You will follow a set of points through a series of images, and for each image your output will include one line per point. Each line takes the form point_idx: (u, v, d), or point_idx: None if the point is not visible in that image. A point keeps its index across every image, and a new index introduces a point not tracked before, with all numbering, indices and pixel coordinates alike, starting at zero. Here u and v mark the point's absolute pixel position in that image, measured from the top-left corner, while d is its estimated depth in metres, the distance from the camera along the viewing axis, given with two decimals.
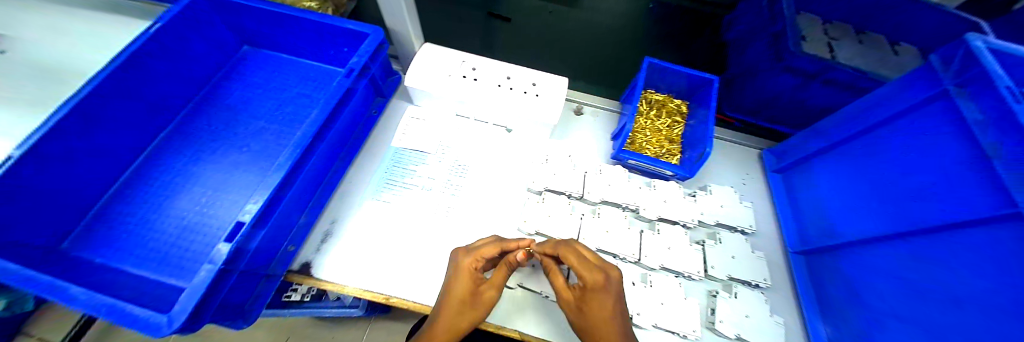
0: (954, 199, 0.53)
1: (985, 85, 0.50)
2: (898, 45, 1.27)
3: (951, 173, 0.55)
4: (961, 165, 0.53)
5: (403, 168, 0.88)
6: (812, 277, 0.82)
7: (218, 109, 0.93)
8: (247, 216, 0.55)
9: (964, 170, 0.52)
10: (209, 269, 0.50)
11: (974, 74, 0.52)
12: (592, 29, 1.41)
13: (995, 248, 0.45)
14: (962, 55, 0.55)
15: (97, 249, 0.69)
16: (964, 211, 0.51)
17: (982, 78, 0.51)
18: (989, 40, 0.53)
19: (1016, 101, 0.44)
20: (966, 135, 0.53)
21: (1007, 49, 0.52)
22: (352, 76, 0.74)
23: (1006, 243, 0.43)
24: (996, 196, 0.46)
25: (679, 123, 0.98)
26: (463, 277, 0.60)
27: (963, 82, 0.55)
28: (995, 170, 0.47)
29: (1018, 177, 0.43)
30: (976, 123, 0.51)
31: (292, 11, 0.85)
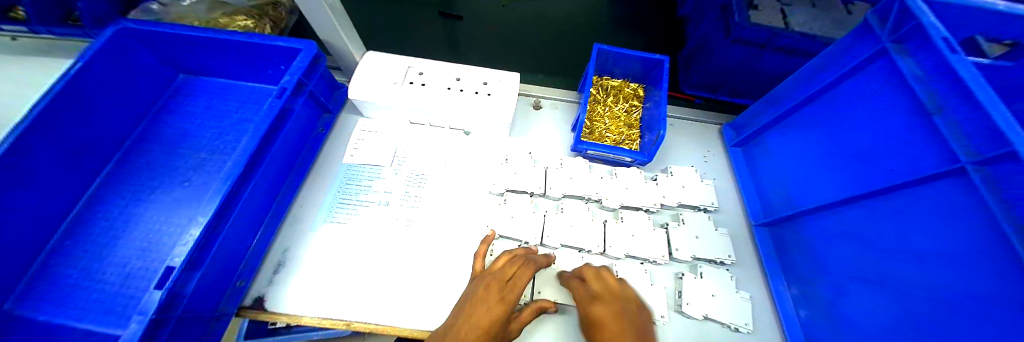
0: (906, 157, 0.52)
1: (922, 40, 0.51)
2: (854, 4, 1.27)
3: (903, 131, 0.53)
4: (910, 122, 0.52)
5: (358, 185, 0.85)
6: (777, 248, 0.82)
7: (158, 144, 0.88)
8: (178, 260, 0.52)
9: (913, 127, 0.52)
10: (139, 320, 0.46)
11: (911, 28, 0.52)
12: (546, 19, 1.39)
13: (950, 201, 0.44)
14: (897, 11, 0.54)
15: (35, 304, 0.64)
16: (914, 168, 0.50)
17: (921, 31, 0.51)
18: None
19: (950, 51, 0.45)
20: (909, 92, 0.52)
21: None
22: (285, 95, 0.71)
23: (964, 196, 0.42)
24: (942, 151, 0.45)
25: (636, 107, 0.97)
26: (500, 307, 0.55)
27: (900, 38, 0.55)
28: (936, 125, 0.47)
29: (953, 128, 0.44)
30: (917, 79, 0.51)
31: (217, 33, 0.82)
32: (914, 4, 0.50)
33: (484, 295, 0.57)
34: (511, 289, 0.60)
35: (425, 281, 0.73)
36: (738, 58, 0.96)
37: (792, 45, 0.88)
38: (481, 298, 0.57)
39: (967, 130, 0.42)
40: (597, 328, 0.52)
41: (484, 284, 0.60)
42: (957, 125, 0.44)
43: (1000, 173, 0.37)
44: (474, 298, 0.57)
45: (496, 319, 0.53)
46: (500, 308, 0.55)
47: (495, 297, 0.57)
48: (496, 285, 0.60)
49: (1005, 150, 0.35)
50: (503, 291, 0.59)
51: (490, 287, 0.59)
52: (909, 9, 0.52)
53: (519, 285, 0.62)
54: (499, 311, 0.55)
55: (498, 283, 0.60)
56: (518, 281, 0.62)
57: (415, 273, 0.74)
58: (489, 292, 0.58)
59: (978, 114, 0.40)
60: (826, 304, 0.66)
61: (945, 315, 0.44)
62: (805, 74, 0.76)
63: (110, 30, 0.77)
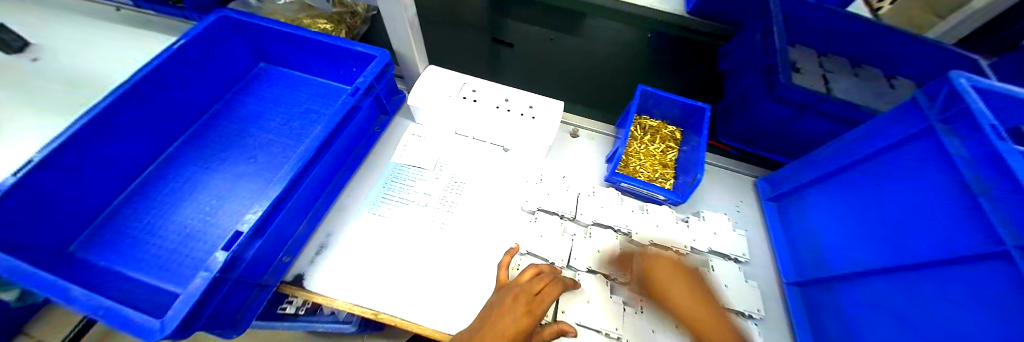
0: (944, 236, 0.53)
1: (971, 125, 0.52)
2: (895, 79, 1.30)
3: (945, 211, 0.54)
4: (951, 203, 0.53)
5: (401, 183, 0.90)
6: (807, 310, 0.79)
7: (231, 121, 0.98)
8: (245, 226, 0.58)
9: (953, 207, 0.53)
10: (204, 276, 0.52)
11: (960, 110, 0.54)
12: (589, 56, 1.48)
13: (985, 287, 0.45)
14: (947, 92, 0.57)
15: (102, 252, 0.71)
16: (952, 248, 0.51)
17: (969, 114, 0.52)
18: (973, 78, 0.55)
19: (998, 138, 0.46)
20: (950, 173, 0.54)
21: (993, 87, 0.54)
22: (358, 94, 0.79)
23: (992, 284, 0.43)
24: (984, 232, 0.46)
25: (673, 149, 1.00)
26: (524, 322, 0.60)
27: (947, 119, 0.57)
28: (981, 208, 0.47)
29: (1001, 217, 0.44)
30: (963, 161, 0.52)
31: (305, 33, 0.92)
32: (965, 90, 0.52)
33: (509, 306, 0.61)
34: (537, 303, 0.63)
35: (451, 286, 0.75)
36: (778, 115, 0.98)
37: (835, 111, 0.89)
38: (507, 308, 0.61)
39: (1015, 215, 0.42)
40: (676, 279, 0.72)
41: (511, 294, 0.64)
42: (1002, 212, 0.44)
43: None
44: (499, 306, 0.62)
45: (519, 332, 0.58)
46: (525, 323, 0.59)
47: (522, 310, 0.61)
48: (523, 297, 0.63)
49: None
50: (530, 304, 0.62)
51: (516, 299, 0.63)
52: (959, 92, 0.54)
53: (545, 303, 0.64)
54: (525, 323, 0.60)
55: (526, 296, 0.63)
56: (544, 297, 0.65)
57: (442, 277, 0.76)
58: (515, 304, 0.62)
59: (1019, 202, 0.42)
60: None
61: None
62: (850, 141, 0.78)
63: (212, 17, 0.90)
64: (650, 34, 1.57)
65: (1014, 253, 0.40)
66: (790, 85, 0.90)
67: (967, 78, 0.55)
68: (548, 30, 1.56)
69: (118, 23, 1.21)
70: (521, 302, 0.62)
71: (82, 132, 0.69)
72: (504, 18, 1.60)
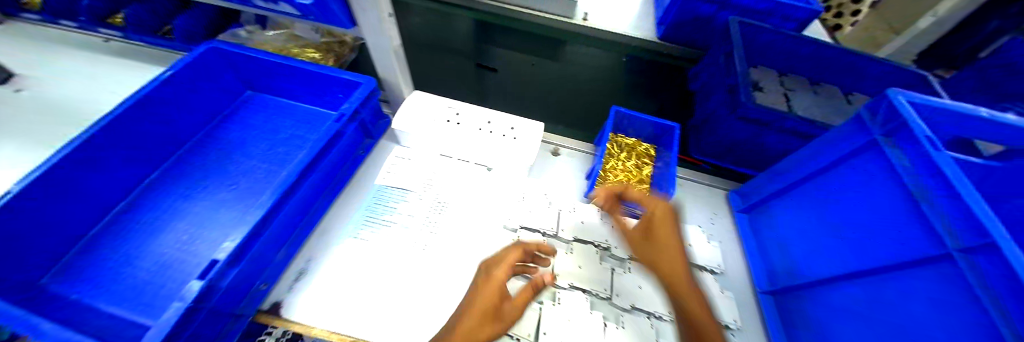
0: (896, 242, 0.57)
1: (909, 136, 0.57)
2: (851, 94, 1.41)
3: (894, 218, 0.59)
4: (899, 211, 0.58)
5: (384, 206, 0.91)
6: (781, 318, 0.82)
7: (216, 148, 0.99)
8: (223, 254, 0.59)
9: (903, 214, 0.57)
10: (178, 307, 0.51)
11: (899, 124, 0.60)
12: (569, 79, 1.57)
13: (938, 290, 0.48)
14: (886, 108, 0.63)
15: (74, 284, 0.69)
16: (904, 252, 0.55)
17: (906, 127, 0.58)
18: (908, 94, 0.62)
19: (933, 148, 0.52)
20: (897, 183, 0.59)
21: (928, 102, 0.60)
22: (342, 120, 0.81)
23: (946, 286, 0.47)
24: (931, 236, 0.50)
25: (647, 165, 1.05)
26: (492, 284, 0.63)
27: (889, 132, 0.63)
28: (924, 213, 0.52)
29: (941, 222, 0.49)
30: (905, 169, 0.57)
31: (293, 63, 0.96)
32: (902, 105, 0.59)
33: (481, 295, 0.62)
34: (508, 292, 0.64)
35: (433, 308, 0.75)
36: (744, 131, 1.05)
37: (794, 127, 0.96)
38: (479, 298, 0.61)
39: (952, 219, 0.47)
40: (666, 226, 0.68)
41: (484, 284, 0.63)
42: (943, 214, 0.49)
43: (984, 263, 0.41)
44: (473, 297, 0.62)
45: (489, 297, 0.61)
46: (492, 285, 0.63)
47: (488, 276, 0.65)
48: (494, 285, 0.63)
49: (985, 239, 0.40)
50: (500, 292, 0.62)
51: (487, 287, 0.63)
52: (897, 108, 0.60)
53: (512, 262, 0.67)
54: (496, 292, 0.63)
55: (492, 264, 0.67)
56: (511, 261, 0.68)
57: (424, 299, 0.76)
58: (485, 293, 0.62)
59: (958, 209, 0.47)
60: None
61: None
62: (806, 155, 0.83)
63: (202, 47, 0.93)
64: (625, 58, 1.67)
65: (956, 256, 0.44)
66: (753, 105, 0.96)
67: (902, 95, 0.62)
68: (530, 55, 1.66)
69: (108, 53, 1.24)
70: (492, 289, 0.62)
71: (60, 161, 0.68)
72: (489, 44, 1.68)
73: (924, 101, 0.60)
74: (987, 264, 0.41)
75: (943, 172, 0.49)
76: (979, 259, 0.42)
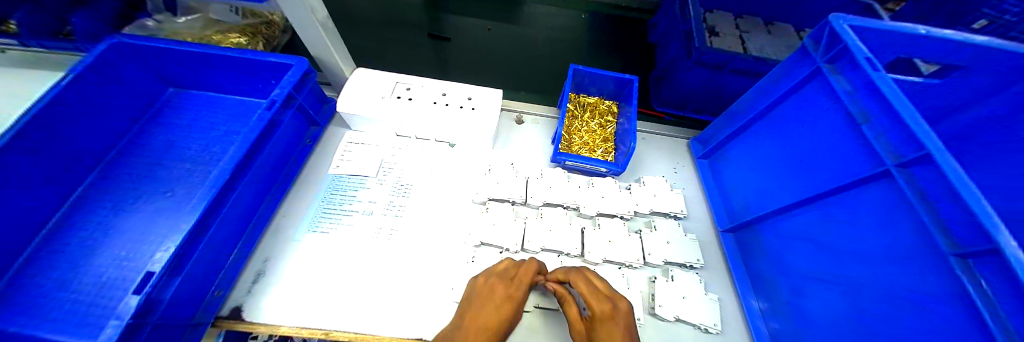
0: (841, 163, 0.59)
1: (851, 61, 0.58)
2: (804, 31, 1.44)
3: (839, 142, 0.60)
4: (843, 135, 0.59)
5: (342, 195, 0.87)
6: (741, 252, 0.87)
7: (143, 155, 0.88)
8: (158, 265, 0.51)
9: (846, 138, 0.58)
10: (115, 325, 0.45)
11: (841, 50, 0.60)
12: (528, 42, 1.50)
13: (886, 203, 0.49)
14: (829, 34, 0.62)
15: (6, 317, 0.61)
16: (848, 174, 0.57)
17: (848, 52, 0.58)
18: (848, 18, 0.60)
19: (872, 68, 0.53)
20: (840, 108, 0.60)
21: (866, 24, 0.59)
22: (275, 108, 0.74)
23: (890, 199, 0.48)
24: (872, 155, 0.52)
25: (611, 122, 1.04)
26: (503, 304, 0.64)
27: (832, 58, 0.63)
28: (864, 134, 0.54)
29: (879, 140, 0.51)
30: (848, 94, 0.58)
31: (212, 50, 0.85)
32: (842, 29, 0.58)
33: (495, 311, 0.62)
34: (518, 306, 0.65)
35: (408, 288, 0.74)
36: (699, 78, 1.06)
37: (746, 67, 0.99)
38: (492, 315, 0.62)
39: (890, 138, 0.49)
40: (614, 324, 0.60)
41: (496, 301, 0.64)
42: (881, 133, 0.51)
43: (919, 174, 0.44)
44: (482, 313, 0.62)
45: (500, 318, 0.62)
46: (501, 306, 0.63)
47: (501, 295, 0.65)
48: (508, 304, 0.64)
49: (923, 153, 0.42)
50: (514, 310, 0.64)
51: (500, 307, 0.63)
52: (838, 33, 0.60)
53: (522, 284, 0.68)
54: (505, 312, 0.63)
55: (503, 282, 0.67)
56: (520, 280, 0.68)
57: (397, 282, 0.75)
58: (499, 312, 0.62)
59: (898, 124, 0.48)
60: (787, 302, 0.71)
61: (893, 307, 0.48)
62: (758, 91, 0.84)
63: (104, 45, 0.78)
64: (584, 15, 1.63)
65: (895, 172, 0.46)
66: (706, 47, 0.97)
67: (844, 19, 0.60)
68: (485, 20, 1.57)
69: None
70: (505, 308, 0.63)
71: None
72: (441, 13, 1.57)
73: (863, 24, 0.59)
74: (921, 175, 0.43)
75: (881, 91, 0.50)
76: (912, 171, 0.45)
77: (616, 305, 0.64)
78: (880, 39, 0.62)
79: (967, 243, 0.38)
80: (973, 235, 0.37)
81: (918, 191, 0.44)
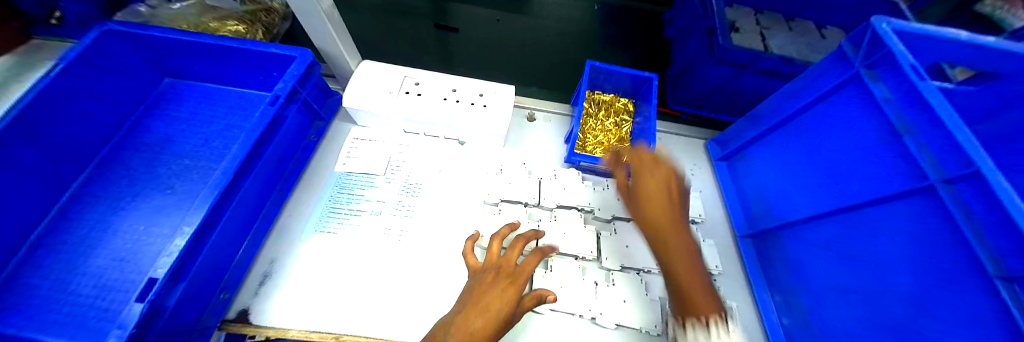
0: (879, 174, 0.56)
1: (893, 68, 0.54)
2: (825, 28, 1.38)
3: (877, 149, 0.57)
4: (881, 144, 0.56)
5: (349, 193, 0.84)
6: (759, 258, 0.86)
7: (140, 149, 0.84)
8: (161, 271, 0.48)
9: (886, 146, 0.55)
10: (118, 335, 0.42)
11: (882, 56, 0.56)
12: (538, 35, 1.45)
13: (924, 219, 0.47)
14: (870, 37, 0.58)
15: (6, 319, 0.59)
16: (886, 184, 0.54)
17: (891, 57, 0.54)
18: (891, 21, 0.56)
19: (918, 77, 0.49)
20: (879, 115, 0.57)
21: (911, 29, 0.55)
22: (278, 103, 0.70)
23: (932, 214, 0.46)
24: (912, 169, 0.49)
25: (627, 121, 1.01)
26: (509, 288, 0.58)
27: (872, 64, 0.59)
28: (905, 145, 0.51)
29: (925, 152, 0.48)
30: (887, 103, 0.55)
31: (209, 38, 0.81)
32: (884, 32, 0.54)
33: (498, 293, 0.57)
34: (517, 277, 0.61)
35: (418, 292, 0.72)
36: (719, 76, 1.02)
37: (771, 66, 0.95)
38: (496, 299, 0.56)
39: (934, 150, 0.46)
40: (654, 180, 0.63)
41: (491, 276, 0.61)
42: (924, 145, 0.48)
43: (965, 192, 0.41)
44: (487, 295, 0.56)
45: (505, 303, 0.55)
46: (507, 293, 0.57)
47: (505, 282, 0.59)
48: (513, 289, 0.58)
49: (971, 170, 0.39)
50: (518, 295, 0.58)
51: (505, 291, 0.57)
52: (880, 36, 0.56)
53: (525, 271, 0.62)
54: (511, 295, 0.57)
55: (506, 269, 0.62)
56: (523, 268, 0.63)
57: (406, 284, 0.73)
58: (504, 296, 0.56)
59: (943, 135, 0.45)
60: (807, 311, 0.69)
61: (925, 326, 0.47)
62: (787, 92, 0.79)
63: (93, 32, 0.74)
64: (596, 6, 1.57)
65: (939, 187, 0.44)
66: (730, 45, 0.93)
67: (887, 22, 0.56)
68: (493, 10, 1.51)
69: None
70: (510, 293, 0.57)
71: None
72: (448, 2, 1.50)
73: (908, 29, 0.55)
74: (966, 191, 0.41)
75: (930, 103, 0.46)
76: (957, 186, 0.42)
77: (654, 169, 0.65)
78: (926, 43, 0.59)
79: (1013, 264, 0.35)
80: (1017, 255, 0.34)
81: (963, 207, 0.41)
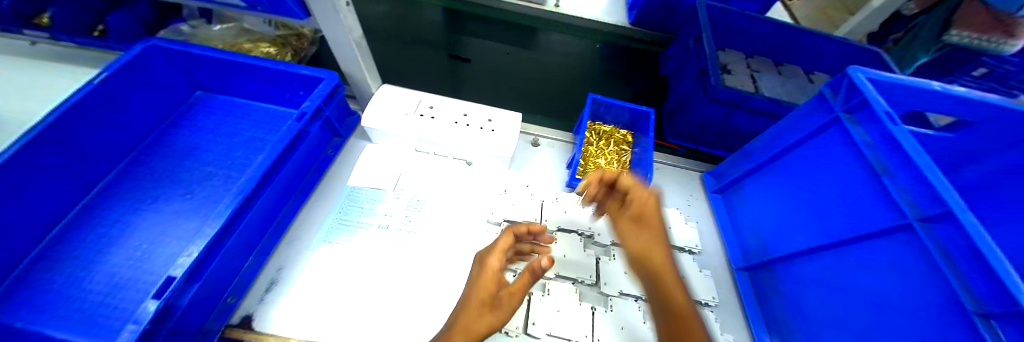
0: (863, 212, 0.59)
1: (869, 113, 0.60)
2: (812, 74, 1.49)
3: (859, 189, 0.61)
4: (863, 184, 0.60)
5: (359, 206, 0.87)
6: (756, 291, 0.87)
7: (166, 155, 0.89)
8: (180, 270, 0.51)
9: (867, 185, 0.60)
10: (132, 331, 0.44)
11: (859, 102, 0.62)
12: (544, 68, 1.56)
13: (906, 257, 0.50)
14: (848, 85, 0.65)
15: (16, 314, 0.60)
16: (871, 222, 0.57)
17: (866, 104, 0.60)
18: (867, 72, 0.63)
19: (891, 122, 0.55)
20: (858, 157, 0.62)
21: (887, 79, 0.61)
22: (304, 119, 0.76)
23: (913, 252, 0.49)
24: (891, 208, 0.53)
25: (626, 151, 1.07)
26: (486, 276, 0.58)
27: (850, 109, 0.65)
28: (883, 185, 0.55)
29: (901, 192, 0.52)
30: (866, 145, 0.60)
31: (247, 58, 0.88)
32: (861, 82, 0.61)
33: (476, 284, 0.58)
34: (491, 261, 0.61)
35: (419, 309, 0.72)
36: (713, 113, 1.09)
37: (760, 107, 1.02)
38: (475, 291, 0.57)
39: (912, 191, 0.50)
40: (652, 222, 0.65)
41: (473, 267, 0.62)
42: (902, 187, 0.52)
43: (939, 228, 0.45)
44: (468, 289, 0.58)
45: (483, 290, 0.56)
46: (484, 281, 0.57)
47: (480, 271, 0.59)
48: (489, 276, 0.58)
49: (944, 210, 0.43)
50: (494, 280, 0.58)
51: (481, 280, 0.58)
52: (857, 85, 0.62)
53: (498, 251, 0.61)
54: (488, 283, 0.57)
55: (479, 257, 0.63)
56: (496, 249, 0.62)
57: (409, 299, 0.74)
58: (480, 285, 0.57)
59: (919, 177, 0.49)
60: None
61: None
62: (776, 131, 0.85)
63: (140, 46, 0.81)
64: (599, 45, 1.70)
65: (916, 225, 0.47)
66: (722, 86, 0.99)
67: (863, 73, 0.63)
68: (504, 44, 1.63)
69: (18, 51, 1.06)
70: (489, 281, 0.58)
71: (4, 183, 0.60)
72: (462, 34, 1.64)
73: (883, 78, 0.61)
74: (941, 230, 0.44)
75: (904, 148, 0.51)
76: (932, 226, 0.46)
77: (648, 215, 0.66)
78: (899, 93, 0.65)
79: (988, 301, 0.38)
80: (992, 293, 0.37)
81: (939, 246, 0.44)
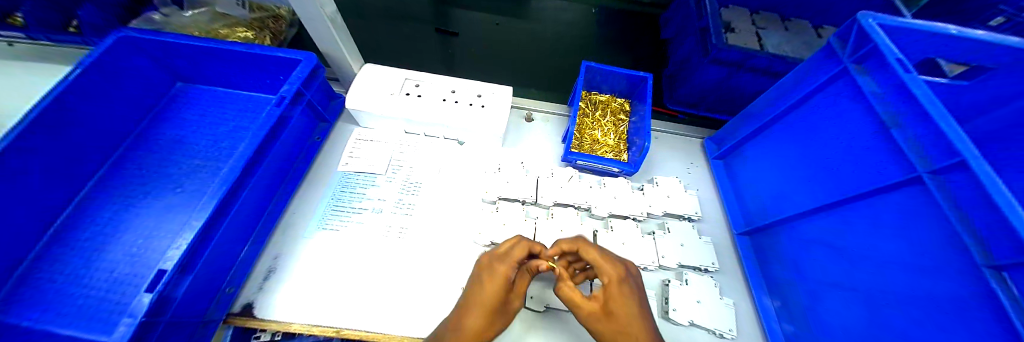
0: (870, 168, 0.56)
1: (881, 62, 0.55)
2: (821, 28, 1.39)
3: (867, 144, 0.58)
4: (871, 139, 0.57)
5: (351, 192, 0.86)
6: (757, 255, 0.86)
7: (153, 151, 0.87)
8: (170, 263, 0.50)
9: (875, 140, 0.56)
10: (128, 324, 0.44)
11: (870, 50, 0.57)
12: (537, 38, 1.48)
13: (914, 212, 0.48)
14: (857, 33, 0.59)
15: (23, 312, 0.61)
16: (878, 178, 0.55)
17: (878, 52, 0.55)
18: (878, 16, 0.57)
19: (905, 71, 0.50)
20: (867, 110, 0.58)
21: (897, 23, 0.56)
22: (284, 104, 0.73)
23: (922, 206, 0.46)
24: (901, 161, 0.50)
25: (623, 121, 1.03)
26: (497, 282, 0.57)
27: (860, 59, 0.60)
28: (893, 138, 0.52)
29: (911, 143, 0.49)
30: (876, 96, 0.55)
31: (220, 44, 0.84)
32: (872, 29, 0.55)
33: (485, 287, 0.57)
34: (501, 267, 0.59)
35: (418, 290, 0.73)
36: (714, 76, 1.04)
37: (764, 65, 0.96)
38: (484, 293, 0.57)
39: (922, 142, 0.47)
40: (624, 287, 0.57)
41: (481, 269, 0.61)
42: (912, 138, 0.49)
43: (951, 180, 0.42)
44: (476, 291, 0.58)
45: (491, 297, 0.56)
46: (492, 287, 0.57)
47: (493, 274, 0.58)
48: (498, 281, 0.58)
49: (957, 160, 0.40)
50: (503, 287, 0.57)
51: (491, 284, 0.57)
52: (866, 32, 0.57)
53: (511, 259, 0.60)
54: (497, 287, 0.57)
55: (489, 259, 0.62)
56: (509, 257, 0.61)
57: (408, 280, 0.74)
58: (492, 289, 0.57)
59: (931, 128, 0.45)
60: (806, 309, 0.69)
61: (919, 319, 0.47)
62: (780, 90, 0.80)
63: (111, 39, 0.77)
64: (594, 10, 1.60)
65: (926, 178, 0.44)
66: (724, 45, 0.95)
67: (874, 18, 0.56)
68: (493, 14, 1.54)
69: None
70: (497, 285, 0.57)
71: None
72: (448, 7, 1.54)
73: (894, 22, 0.56)
74: (955, 182, 0.41)
75: (917, 96, 0.47)
76: (945, 177, 0.42)
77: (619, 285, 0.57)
78: (916, 38, 0.59)
79: (1001, 253, 0.35)
80: (1003, 244, 0.35)
81: (952, 200, 0.42)
